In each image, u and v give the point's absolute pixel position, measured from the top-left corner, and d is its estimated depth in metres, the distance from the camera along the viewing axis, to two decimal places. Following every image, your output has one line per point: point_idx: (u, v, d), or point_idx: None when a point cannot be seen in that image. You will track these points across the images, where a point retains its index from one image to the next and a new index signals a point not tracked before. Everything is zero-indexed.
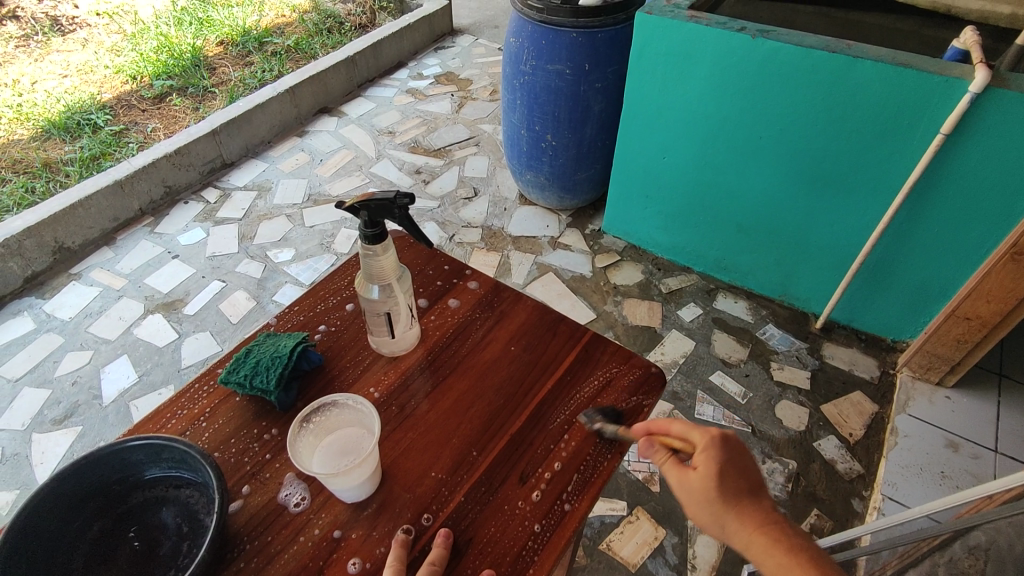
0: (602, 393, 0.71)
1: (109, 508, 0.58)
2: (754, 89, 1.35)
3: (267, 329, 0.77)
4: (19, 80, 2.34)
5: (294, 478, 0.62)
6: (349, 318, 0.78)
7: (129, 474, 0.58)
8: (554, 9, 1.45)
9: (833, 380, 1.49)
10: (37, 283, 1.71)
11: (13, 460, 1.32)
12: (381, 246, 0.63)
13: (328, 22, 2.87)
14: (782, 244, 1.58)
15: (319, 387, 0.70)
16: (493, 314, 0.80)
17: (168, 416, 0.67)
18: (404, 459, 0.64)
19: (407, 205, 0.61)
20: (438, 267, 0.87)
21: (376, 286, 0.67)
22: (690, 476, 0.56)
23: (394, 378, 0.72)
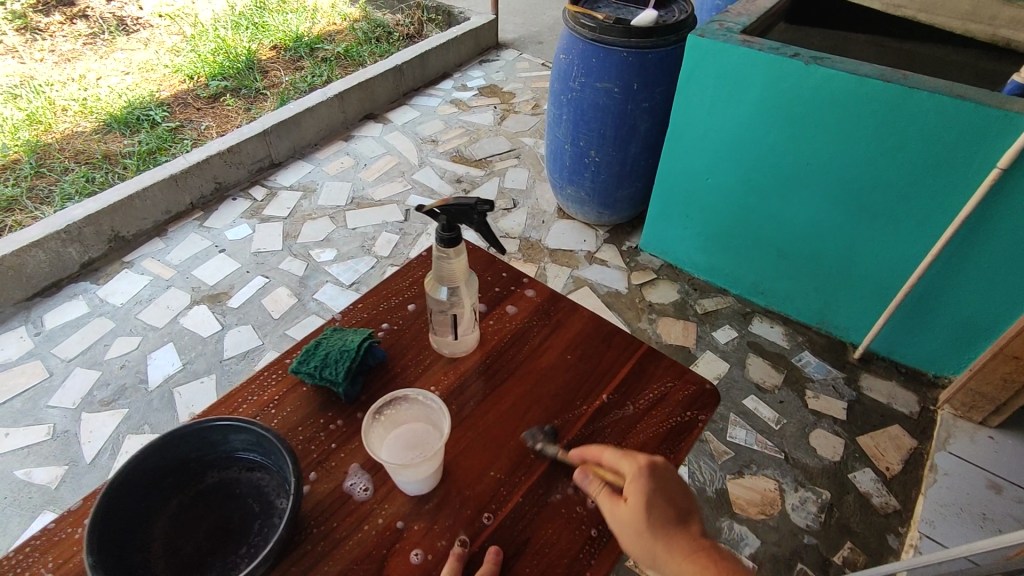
0: (656, 406, 0.73)
1: (189, 484, 0.63)
2: (804, 116, 1.35)
3: (332, 324, 0.80)
4: (85, 75, 2.46)
5: (359, 469, 0.65)
6: (411, 317, 0.81)
7: (207, 453, 0.64)
8: (606, 29, 1.48)
9: (870, 413, 1.46)
10: (92, 269, 1.78)
11: (64, 436, 1.38)
12: (455, 249, 0.65)
13: (377, 31, 2.95)
14: (823, 272, 1.57)
15: (381, 383, 0.73)
16: (550, 322, 0.82)
17: (242, 400, 0.71)
18: (464, 458, 0.67)
19: (485, 210, 0.62)
20: (495, 273, 0.89)
21: (445, 289, 0.70)
22: (621, 508, 0.58)
23: (453, 379, 0.75)
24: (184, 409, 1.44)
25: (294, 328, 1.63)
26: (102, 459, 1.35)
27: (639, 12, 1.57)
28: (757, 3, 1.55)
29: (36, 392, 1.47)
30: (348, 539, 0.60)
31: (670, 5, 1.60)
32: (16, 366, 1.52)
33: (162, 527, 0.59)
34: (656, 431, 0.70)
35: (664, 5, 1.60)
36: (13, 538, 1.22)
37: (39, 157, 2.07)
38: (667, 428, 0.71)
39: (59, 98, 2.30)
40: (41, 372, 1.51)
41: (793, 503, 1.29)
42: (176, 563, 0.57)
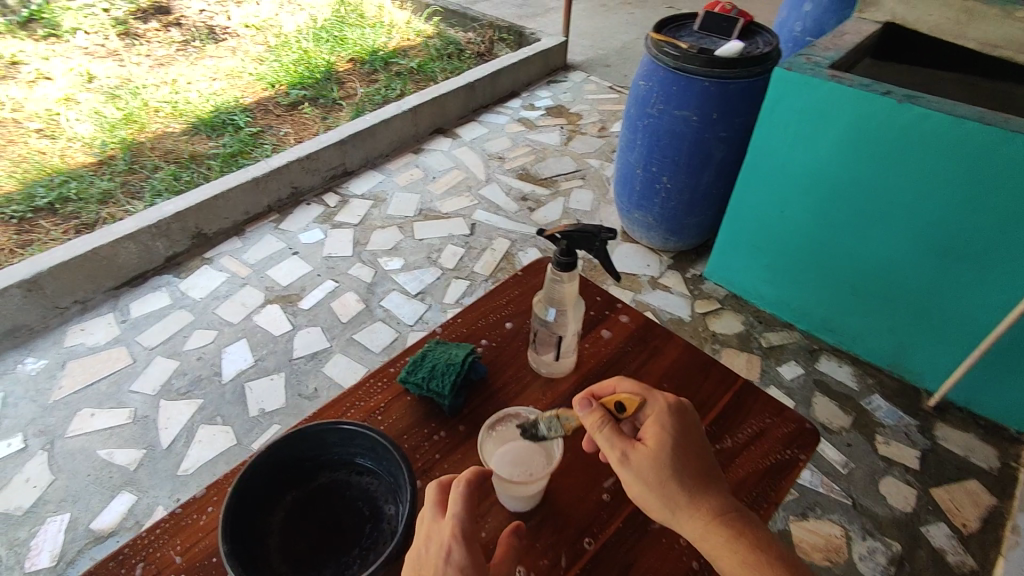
0: (755, 441, 0.73)
1: (303, 482, 0.66)
2: (891, 153, 1.32)
3: (434, 336, 0.83)
4: (177, 79, 2.61)
5: None
6: (509, 335, 0.83)
7: (320, 454, 0.66)
8: (689, 58, 1.49)
9: (945, 464, 1.40)
10: (175, 263, 1.88)
11: (143, 421, 1.46)
12: (569, 273, 0.69)
13: (449, 48, 3.03)
14: (900, 313, 1.52)
15: (481, 398, 0.76)
16: (645, 349, 0.83)
17: (349, 404, 0.74)
18: (563, 480, 0.71)
19: (607, 238, 0.67)
20: (587, 297, 0.90)
21: (553, 310, 0.73)
22: (639, 453, 0.62)
23: (550, 400, 0.76)
24: (254, 404, 1.49)
25: (360, 333, 1.68)
26: (177, 446, 1.41)
27: (723, 42, 1.58)
28: (845, 38, 1.54)
29: (120, 377, 1.55)
30: None
31: (754, 37, 1.60)
32: (104, 351, 1.61)
33: (279, 520, 0.63)
34: (756, 466, 0.70)
35: (747, 36, 1.60)
36: (94, 514, 1.29)
37: (132, 155, 2.20)
38: (768, 464, 0.71)
39: (153, 100, 2.45)
40: (126, 357, 1.60)
41: (860, 553, 1.24)
42: (293, 559, 0.60)
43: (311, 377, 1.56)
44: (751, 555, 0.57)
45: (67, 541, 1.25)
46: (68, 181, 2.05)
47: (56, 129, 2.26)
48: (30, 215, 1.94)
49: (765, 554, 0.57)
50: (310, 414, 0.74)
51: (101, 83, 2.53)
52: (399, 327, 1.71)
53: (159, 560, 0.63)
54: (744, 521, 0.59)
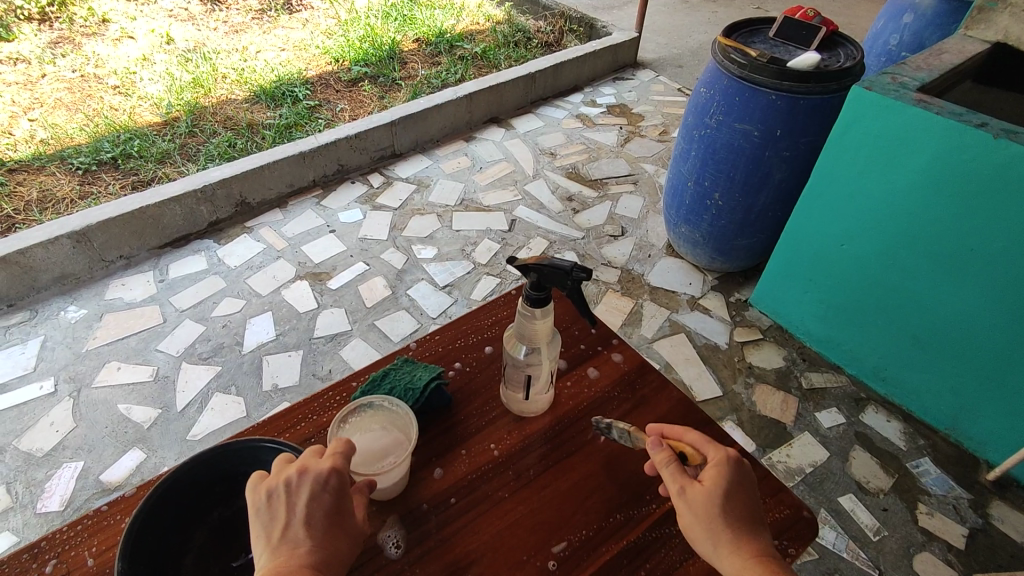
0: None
1: (235, 497, 0.63)
2: (976, 195, 1.17)
3: (407, 353, 0.80)
4: (247, 48, 2.67)
5: (397, 522, 0.63)
6: (486, 361, 0.79)
7: (255, 470, 0.63)
8: (757, 67, 1.36)
9: (997, 549, 1.25)
10: (218, 229, 1.92)
11: (163, 380, 1.49)
12: (541, 309, 0.62)
13: (517, 36, 2.96)
14: (966, 372, 1.36)
15: (440, 429, 0.71)
16: (633, 396, 0.76)
17: (302, 417, 0.71)
18: (509, 534, 0.62)
19: (581, 279, 0.59)
20: (584, 328, 0.84)
21: (525, 348, 0.67)
22: (693, 489, 0.58)
23: (516, 440, 0.71)
24: (268, 379, 1.51)
25: (382, 319, 1.66)
26: (190, 410, 1.44)
27: (799, 52, 1.44)
28: (943, 58, 1.37)
29: (148, 335, 1.60)
30: None
31: (836, 48, 1.45)
32: (139, 308, 1.67)
33: (200, 538, 0.60)
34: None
35: (829, 47, 1.45)
36: (105, 466, 1.33)
37: (194, 118, 2.27)
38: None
39: (222, 66, 2.51)
40: (157, 316, 1.65)
41: None
42: None
43: (328, 359, 1.56)
44: None
45: (76, 488, 1.29)
46: (133, 138, 2.12)
47: (129, 87, 2.35)
48: (93, 168, 2.02)
49: None
50: (260, 421, 0.71)
51: (177, 45, 2.61)
52: (421, 318, 1.68)
53: (74, 559, 0.61)
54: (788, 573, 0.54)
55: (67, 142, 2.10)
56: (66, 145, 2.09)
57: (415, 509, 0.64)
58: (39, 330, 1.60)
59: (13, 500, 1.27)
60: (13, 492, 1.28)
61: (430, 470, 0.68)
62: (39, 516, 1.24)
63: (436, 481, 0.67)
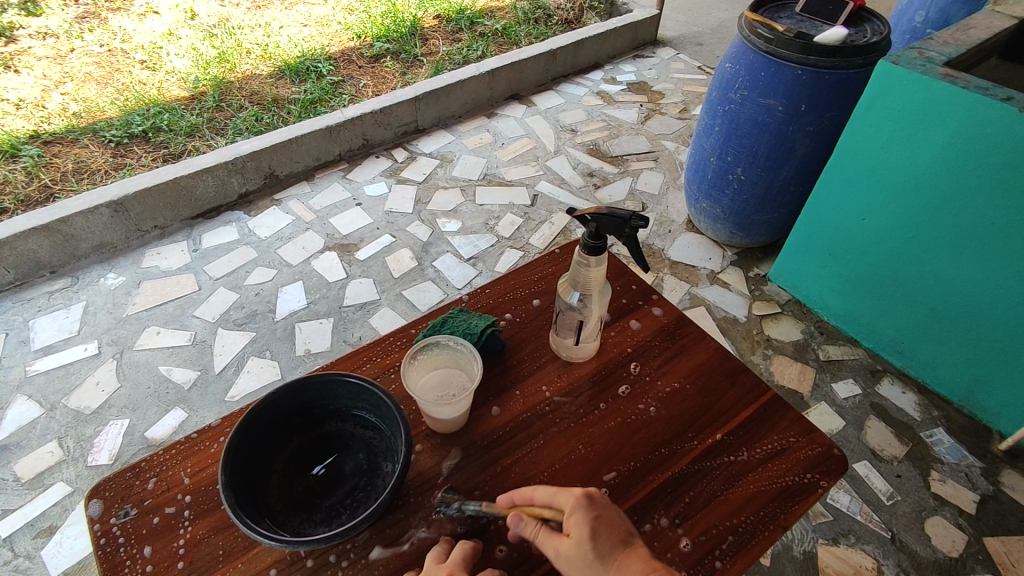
0: (773, 459, 0.69)
1: (311, 427, 0.68)
2: (997, 168, 1.19)
3: (459, 304, 0.84)
4: (270, 23, 2.70)
5: (456, 455, 0.68)
6: (534, 313, 0.83)
7: (330, 403, 0.69)
8: (784, 42, 1.38)
9: (1006, 515, 1.29)
10: (247, 201, 1.97)
11: (201, 345, 1.55)
12: (596, 258, 0.66)
13: (537, 12, 2.96)
14: (983, 344, 1.39)
15: (495, 371, 0.76)
16: (673, 346, 0.80)
17: (367, 359, 0.76)
18: (564, 466, 0.68)
19: (638, 227, 0.63)
20: (625, 285, 0.88)
21: (577, 294, 0.71)
22: (564, 545, 0.54)
23: (565, 383, 0.75)
24: (301, 344, 1.56)
25: (409, 289, 1.71)
26: (228, 373, 1.50)
27: (825, 27, 1.45)
28: (970, 33, 1.37)
29: (185, 302, 1.65)
30: (441, 517, 0.64)
31: (862, 23, 1.46)
32: (175, 276, 1.72)
33: (282, 462, 0.66)
34: (769, 485, 0.66)
35: (855, 23, 1.46)
36: (149, 424, 1.39)
37: (221, 93, 2.31)
38: (784, 486, 0.67)
39: (246, 42, 2.55)
40: (192, 284, 1.70)
41: None
42: (289, 498, 0.63)
43: (357, 327, 1.61)
44: None
45: (123, 444, 1.35)
46: (162, 112, 2.16)
47: (156, 61, 2.39)
48: (125, 140, 2.07)
49: None
50: (328, 362, 0.77)
51: (201, 20, 2.64)
52: (448, 290, 1.73)
53: (171, 478, 0.69)
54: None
55: (98, 115, 2.15)
56: (97, 118, 2.13)
57: (475, 441, 0.70)
58: (80, 296, 1.66)
59: (64, 454, 1.33)
60: (64, 447, 1.34)
61: (488, 408, 0.72)
62: (90, 469, 1.31)
63: (494, 418, 0.72)
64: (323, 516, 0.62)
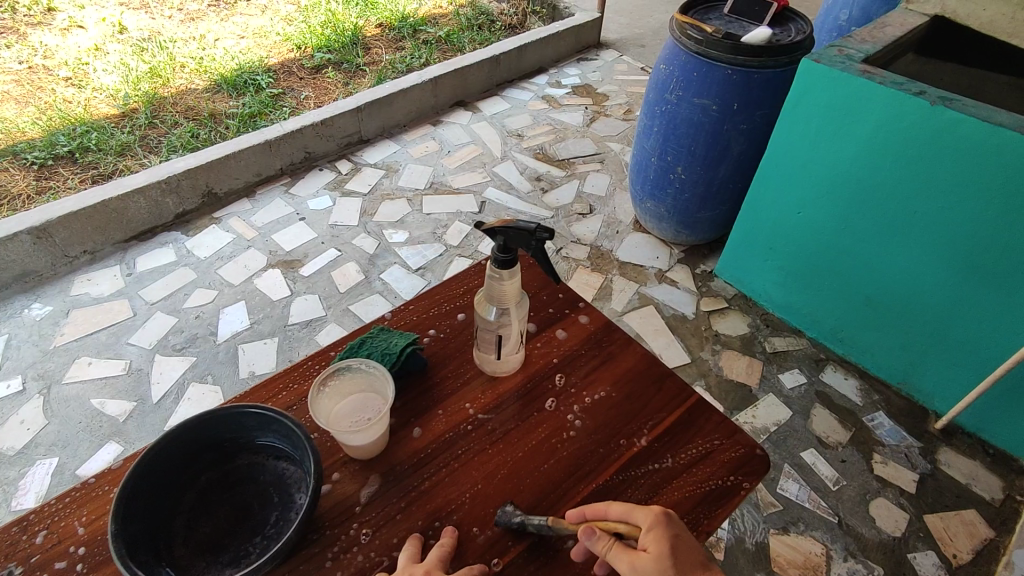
0: (697, 464, 0.69)
1: (221, 462, 0.66)
2: (916, 160, 1.24)
3: (382, 323, 0.82)
4: (205, 36, 2.62)
5: (375, 482, 0.66)
6: (459, 327, 0.82)
7: (240, 435, 0.66)
8: (713, 43, 1.40)
9: (944, 491, 1.34)
10: (184, 220, 1.90)
11: (136, 374, 1.49)
12: (508, 271, 0.65)
13: (480, 18, 2.96)
14: (916, 329, 1.44)
15: (417, 391, 0.75)
16: (600, 354, 0.80)
17: (283, 386, 0.74)
18: (487, 486, 0.66)
19: (545, 239, 0.62)
20: (553, 293, 0.88)
21: (494, 310, 0.70)
22: (641, 560, 0.54)
23: (490, 398, 0.74)
24: (244, 367, 1.51)
25: (357, 304, 1.67)
26: (166, 402, 1.43)
27: (752, 28, 1.49)
28: (886, 30, 1.43)
29: (118, 329, 1.58)
30: (360, 547, 0.61)
31: (787, 23, 1.50)
32: (107, 302, 1.65)
33: (190, 501, 0.63)
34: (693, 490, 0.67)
35: (780, 23, 1.50)
36: (80, 461, 1.32)
37: (154, 109, 2.22)
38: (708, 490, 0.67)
39: (179, 56, 2.46)
40: (127, 310, 1.63)
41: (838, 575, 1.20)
42: (196, 540, 0.60)
43: (303, 345, 1.57)
44: None
45: (52, 485, 1.28)
46: (90, 131, 2.07)
47: (82, 78, 2.29)
48: (49, 162, 1.98)
49: None
50: (242, 392, 0.74)
51: (130, 35, 2.55)
52: (396, 302, 1.70)
53: (63, 529, 0.65)
54: None
55: (19, 137, 2.04)
56: (18, 140, 2.03)
57: (395, 466, 0.68)
58: (2, 330, 1.57)
59: None
60: None
61: (409, 430, 0.71)
62: (14, 514, 1.24)
63: (415, 440, 0.70)
64: (231, 557, 0.59)
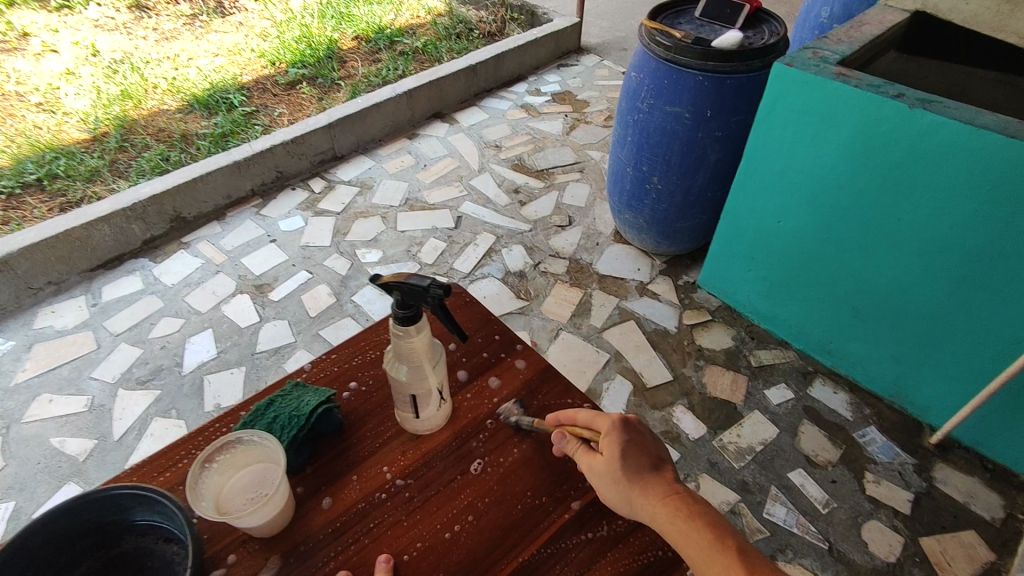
0: (633, 533, 0.64)
1: (104, 547, 0.61)
2: (896, 164, 1.18)
3: (301, 375, 0.79)
4: (179, 55, 2.58)
5: (277, 563, 0.61)
6: (382, 380, 0.78)
7: (124, 517, 0.61)
8: (683, 49, 1.35)
9: (940, 511, 1.27)
10: (153, 246, 1.86)
11: (99, 410, 1.44)
12: (414, 327, 0.62)
13: (458, 27, 2.91)
14: (905, 340, 1.38)
15: (333, 453, 0.71)
16: (536, 405, 0.76)
17: (186, 453, 0.70)
18: (401, 562, 0.62)
19: (441, 296, 0.58)
20: (488, 335, 0.84)
21: (405, 367, 0.66)
22: (597, 462, 0.64)
23: (412, 460, 0.70)
24: (210, 399, 1.46)
25: (327, 328, 1.62)
26: (129, 438, 1.39)
27: (724, 31, 1.43)
28: (864, 29, 1.37)
29: (82, 363, 1.54)
30: None
31: (760, 25, 1.45)
32: (70, 335, 1.60)
33: None
34: (630, 563, 0.62)
35: (753, 24, 1.45)
36: (36, 505, 1.27)
37: (125, 132, 2.18)
38: (646, 563, 0.62)
39: (152, 76, 2.42)
40: (90, 343, 1.58)
41: None
42: None
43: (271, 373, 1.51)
44: (699, 533, 0.56)
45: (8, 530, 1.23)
46: (58, 157, 2.03)
47: (54, 103, 2.25)
48: (17, 191, 1.93)
49: (714, 535, 0.56)
50: (138, 462, 0.70)
51: (103, 57, 2.50)
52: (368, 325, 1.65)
53: None
54: (690, 500, 0.59)
55: None
56: None
57: (299, 544, 0.63)
58: None
59: None
60: None
61: (319, 500, 0.66)
62: None
63: (325, 511, 0.66)
64: None
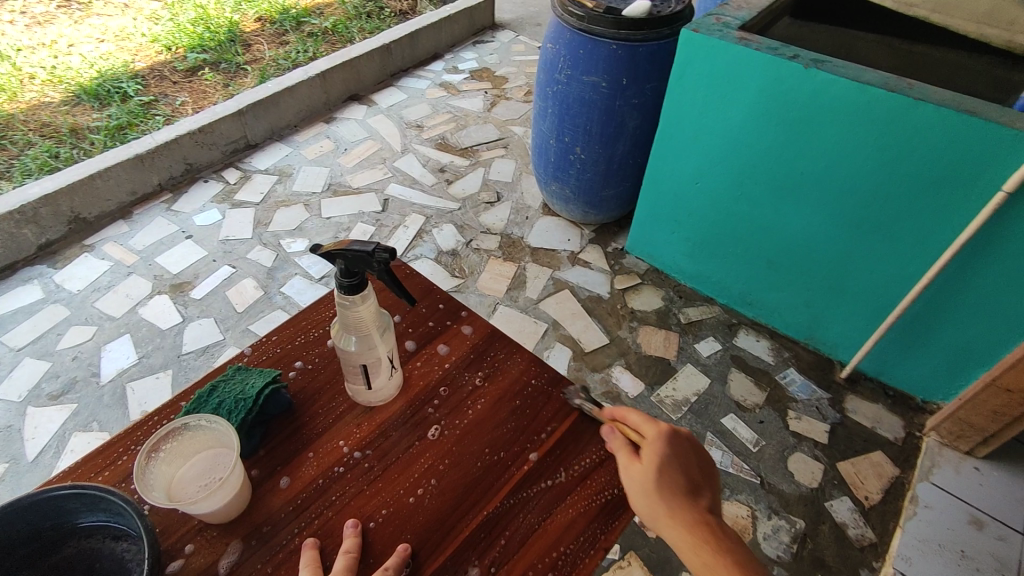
0: (590, 476, 0.67)
1: (42, 554, 0.58)
2: (798, 121, 1.26)
3: (240, 361, 0.76)
4: (57, 42, 2.35)
5: (237, 548, 0.60)
6: (327, 358, 0.77)
7: (64, 521, 0.58)
8: (596, 18, 1.37)
9: (853, 437, 1.40)
10: (50, 251, 1.71)
11: (6, 432, 1.32)
12: (359, 295, 0.61)
13: (368, 6, 2.83)
14: (815, 285, 1.49)
15: (285, 434, 0.69)
16: (486, 366, 0.77)
17: (123, 450, 0.67)
18: (366, 529, 0.62)
19: (387, 259, 0.58)
20: (431, 305, 0.84)
21: (354, 339, 0.66)
22: (635, 469, 0.63)
23: (367, 432, 0.70)
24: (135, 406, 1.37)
25: (257, 322, 1.56)
26: (45, 457, 1.28)
27: None
28: None
29: None
30: None
31: None
32: None
33: None
34: (590, 504, 0.65)
35: None
36: None
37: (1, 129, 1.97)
38: (603, 501, 0.65)
39: (27, 65, 2.20)
40: None
41: (765, 532, 1.23)
42: None
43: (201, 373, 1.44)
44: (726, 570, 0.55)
45: None
46: None
47: None
48: None
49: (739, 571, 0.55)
50: (69, 467, 0.66)
51: None
52: None
53: None
54: (719, 531, 0.58)
55: None
56: None
57: (260, 526, 0.62)
58: None
59: None
60: None
61: (276, 480, 0.65)
62: None
63: (282, 491, 0.65)
64: None
